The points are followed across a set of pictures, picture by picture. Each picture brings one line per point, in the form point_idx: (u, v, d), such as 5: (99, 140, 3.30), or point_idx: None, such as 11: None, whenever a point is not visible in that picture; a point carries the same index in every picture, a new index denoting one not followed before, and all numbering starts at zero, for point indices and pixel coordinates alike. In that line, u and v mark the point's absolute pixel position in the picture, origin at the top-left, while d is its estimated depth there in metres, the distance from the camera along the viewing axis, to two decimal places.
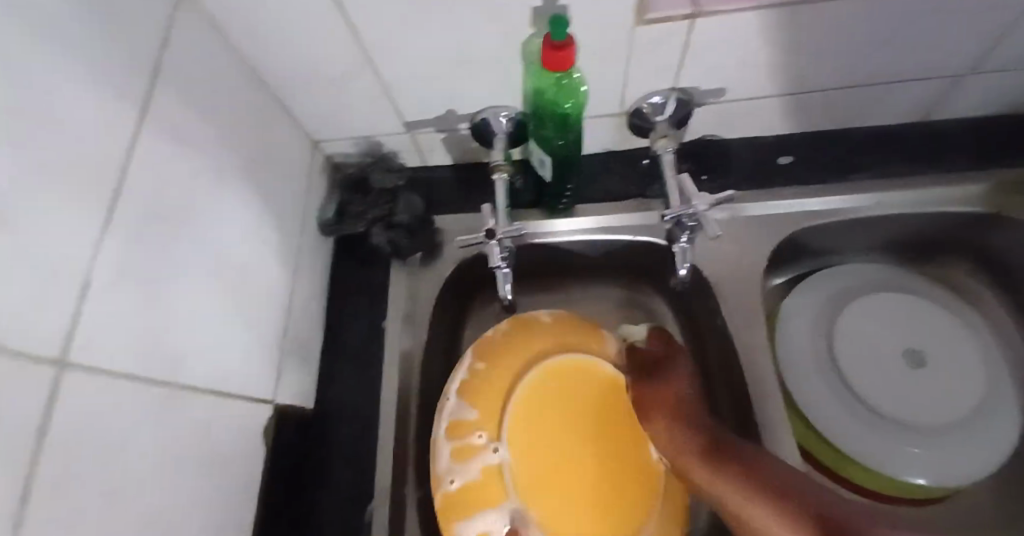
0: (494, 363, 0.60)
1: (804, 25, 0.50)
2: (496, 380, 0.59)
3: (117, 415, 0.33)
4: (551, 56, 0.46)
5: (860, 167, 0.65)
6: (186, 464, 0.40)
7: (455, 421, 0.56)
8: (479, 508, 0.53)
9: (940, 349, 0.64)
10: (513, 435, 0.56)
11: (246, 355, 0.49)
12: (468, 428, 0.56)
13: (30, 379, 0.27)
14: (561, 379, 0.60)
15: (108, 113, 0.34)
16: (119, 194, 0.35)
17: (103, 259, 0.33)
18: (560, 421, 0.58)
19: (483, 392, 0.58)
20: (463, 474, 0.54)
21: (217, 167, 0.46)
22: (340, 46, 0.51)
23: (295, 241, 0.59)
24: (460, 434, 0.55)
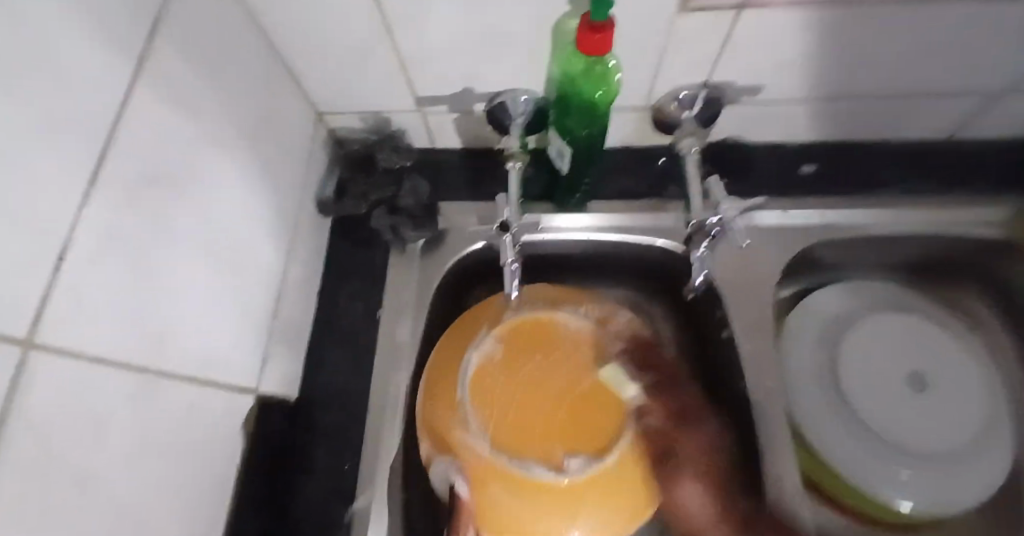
0: (451, 341, 0.56)
1: (855, 29, 0.47)
2: (457, 362, 0.54)
3: (89, 404, 0.29)
4: (587, 38, 0.42)
5: (883, 183, 0.64)
6: (163, 456, 0.36)
7: (432, 374, 0.54)
8: (454, 447, 0.50)
9: (942, 373, 0.63)
10: (482, 399, 0.51)
11: (235, 339, 0.45)
12: (444, 379, 0.53)
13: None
14: (524, 333, 0.55)
15: (99, 59, 0.30)
16: (106, 157, 0.30)
17: (86, 225, 0.29)
18: (529, 361, 0.53)
19: (445, 379, 0.54)
20: (441, 423, 0.51)
21: (215, 131, 0.42)
22: (359, 11, 0.47)
23: (292, 217, 0.55)
24: (436, 387, 0.53)
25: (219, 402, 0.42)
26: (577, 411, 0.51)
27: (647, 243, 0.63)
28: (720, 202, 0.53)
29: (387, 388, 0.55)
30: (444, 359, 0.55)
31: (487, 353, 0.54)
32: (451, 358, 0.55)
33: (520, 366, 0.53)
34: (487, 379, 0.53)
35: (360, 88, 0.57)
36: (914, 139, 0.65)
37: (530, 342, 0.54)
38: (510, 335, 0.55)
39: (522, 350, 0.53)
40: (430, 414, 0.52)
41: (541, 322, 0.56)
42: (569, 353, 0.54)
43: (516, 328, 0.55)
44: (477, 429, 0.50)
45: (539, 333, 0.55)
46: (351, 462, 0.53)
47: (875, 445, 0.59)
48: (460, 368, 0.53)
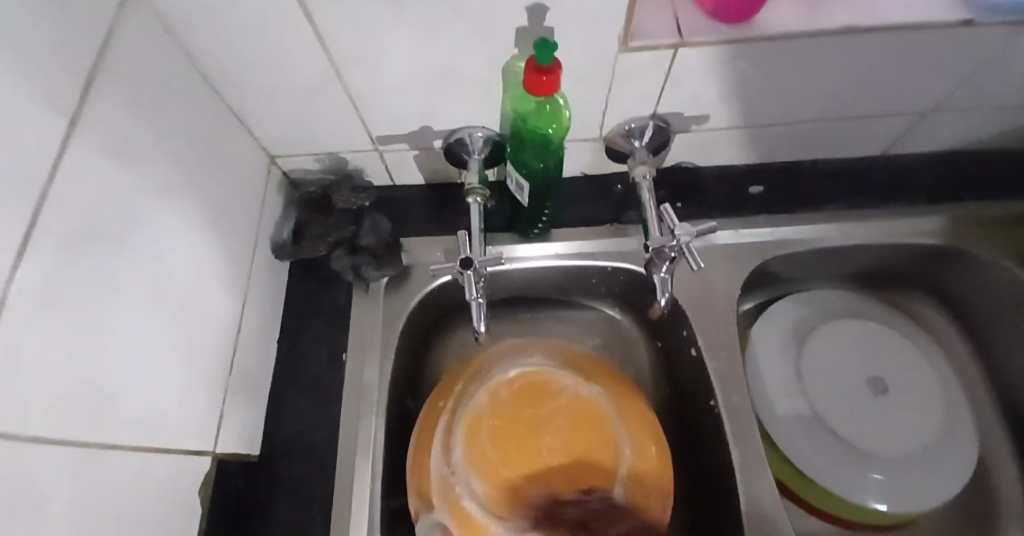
0: (444, 391, 0.58)
1: (788, 59, 0.50)
2: (449, 414, 0.56)
3: (27, 488, 0.27)
4: (535, 80, 0.43)
5: (828, 198, 0.67)
6: (111, 532, 0.33)
7: (426, 421, 0.56)
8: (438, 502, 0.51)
9: (900, 375, 0.65)
10: (471, 454, 0.54)
11: (186, 400, 0.43)
12: (433, 430, 0.55)
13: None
14: (529, 399, 0.57)
15: (30, 126, 0.29)
16: (40, 221, 0.29)
17: (18, 293, 0.27)
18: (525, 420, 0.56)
19: (448, 433, 0.55)
20: (433, 476, 0.53)
21: (160, 185, 0.40)
22: (308, 57, 0.47)
23: (247, 265, 0.53)
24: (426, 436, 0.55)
25: (169, 468, 0.40)
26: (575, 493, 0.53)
27: (612, 268, 0.63)
28: (673, 229, 0.54)
29: (354, 435, 0.54)
30: (441, 411, 0.57)
31: (480, 405, 0.57)
32: (445, 410, 0.57)
33: (515, 420, 0.56)
34: (479, 432, 0.55)
35: (313, 130, 0.57)
36: (852, 156, 0.68)
37: (527, 400, 0.57)
38: (513, 399, 0.57)
39: (524, 417, 0.56)
40: (419, 467, 0.53)
41: (536, 381, 0.59)
42: (574, 420, 0.56)
43: (519, 389, 0.58)
44: (469, 485, 0.52)
45: (533, 389, 0.58)
46: (316, 514, 0.51)
47: (842, 452, 0.61)
48: (451, 421, 0.56)
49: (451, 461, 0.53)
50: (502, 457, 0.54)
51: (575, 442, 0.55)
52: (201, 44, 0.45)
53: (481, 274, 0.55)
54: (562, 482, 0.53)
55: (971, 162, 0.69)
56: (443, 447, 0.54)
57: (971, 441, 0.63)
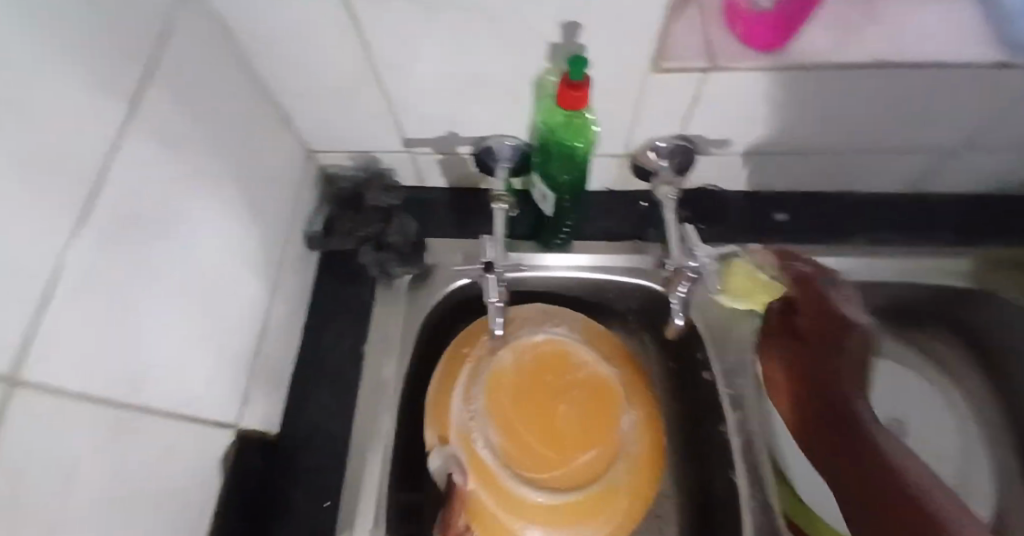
0: (472, 343, 0.63)
1: (818, 87, 0.50)
2: (477, 367, 0.62)
3: (66, 442, 0.30)
4: (567, 94, 0.44)
5: (854, 229, 0.66)
6: (137, 490, 0.36)
7: (454, 370, 0.61)
8: (455, 442, 0.57)
9: (915, 419, 0.67)
10: (491, 407, 0.60)
11: (217, 374, 0.45)
12: (461, 378, 0.61)
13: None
14: (547, 367, 0.63)
15: (96, 110, 0.32)
16: (98, 196, 0.32)
17: (72, 261, 0.30)
18: (543, 386, 0.62)
19: (469, 383, 0.60)
20: (454, 420, 0.58)
21: (207, 172, 0.43)
22: (350, 60, 0.49)
23: (280, 252, 0.56)
24: (451, 383, 0.60)
25: (193, 440, 0.42)
26: (580, 452, 0.59)
27: (628, 284, 0.64)
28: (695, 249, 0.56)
29: (368, 424, 0.56)
30: (471, 365, 0.61)
31: (504, 365, 0.62)
32: (473, 363, 0.61)
33: (532, 385, 0.62)
34: (500, 390, 0.61)
35: (349, 130, 0.59)
36: (882, 190, 0.68)
37: (547, 369, 0.63)
38: (534, 365, 0.63)
39: (542, 382, 0.63)
40: (442, 409, 0.59)
41: (560, 352, 0.64)
42: (586, 393, 0.62)
43: (541, 356, 0.63)
44: (484, 432, 0.58)
45: (555, 362, 0.63)
46: (327, 497, 0.53)
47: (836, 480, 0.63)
48: (479, 374, 0.61)
49: (471, 414, 0.59)
50: (518, 412, 0.60)
51: (584, 412, 0.61)
52: (253, 44, 0.48)
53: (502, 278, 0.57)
54: (569, 445, 0.59)
55: (1005, 202, 0.67)
56: (464, 396, 0.60)
57: (975, 498, 0.64)
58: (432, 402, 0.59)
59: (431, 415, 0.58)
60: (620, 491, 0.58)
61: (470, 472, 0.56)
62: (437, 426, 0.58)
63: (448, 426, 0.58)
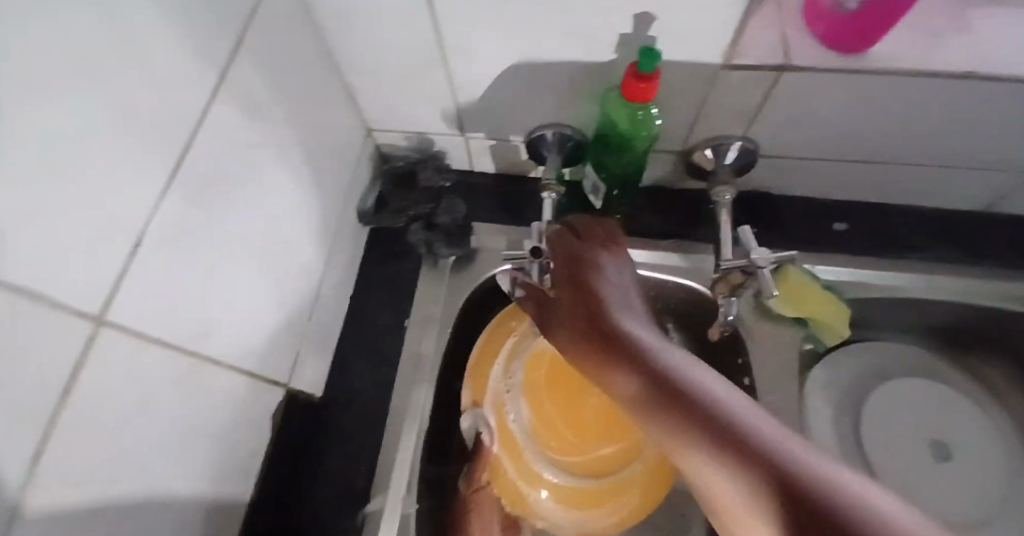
0: (519, 316, 0.62)
1: (896, 95, 0.48)
2: (519, 342, 0.61)
3: (139, 383, 0.32)
4: (635, 86, 0.44)
5: (917, 246, 0.63)
6: (194, 438, 0.38)
7: (499, 341, 0.61)
8: (489, 412, 0.59)
9: (964, 444, 0.62)
10: (528, 385, 0.60)
11: (273, 335, 0.47)
12: (503, 351, 0.60)
13: (52, 330, 0.26)
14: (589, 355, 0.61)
15: (188, 75, 0.33)
16: (185, 156, 0.34)
17: (160, 217, 0.32)
18: (582, 372, 0.60)
19: (510, 356, 0.60)
20: (491, 391, 0.59)
21: (279, 142, 0.45)
22: (418, 42, 0.50)
23: (335, 225, 0.58)
24: (493, 354, 0.61)
25: (248, 395, 0.45)
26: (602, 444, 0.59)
27: (673, 282, 0.63)
28: (750, 251, 0.53)
29: (406, 397, 0.57)
30: (515, 338, 0.61)
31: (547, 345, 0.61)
32: (516, 337, 0.61)
33: (572, 369, 0.60)
34: (539, 370, 0.60)
35: (410, 110, 0.60)
36: (952, 207, 0.64)
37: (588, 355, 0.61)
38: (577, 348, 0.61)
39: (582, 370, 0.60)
40: (481, 377, 0.60)
41: None
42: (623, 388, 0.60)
43: None
44: (517, 408, 0.59)
45: None
46: (362, 463, 0.54)
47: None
48: (522, 349, 0.61)
49: (508, 388, 0.59)
50: (551, 396, 0.59)
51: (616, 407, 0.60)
52: (328, 20, 0.49)
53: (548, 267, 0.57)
54: (596, 436, 0.59)
55: None
56: (504, 369, 0.60)
57: None
58: (474, 368, 0.60)
59: (472, 381, 0.60)
60: (631, 487, 0.58)
61: (498, 441, 0.58)
62: (474, 392, 0.59)
63: (484, 394, 0.59)
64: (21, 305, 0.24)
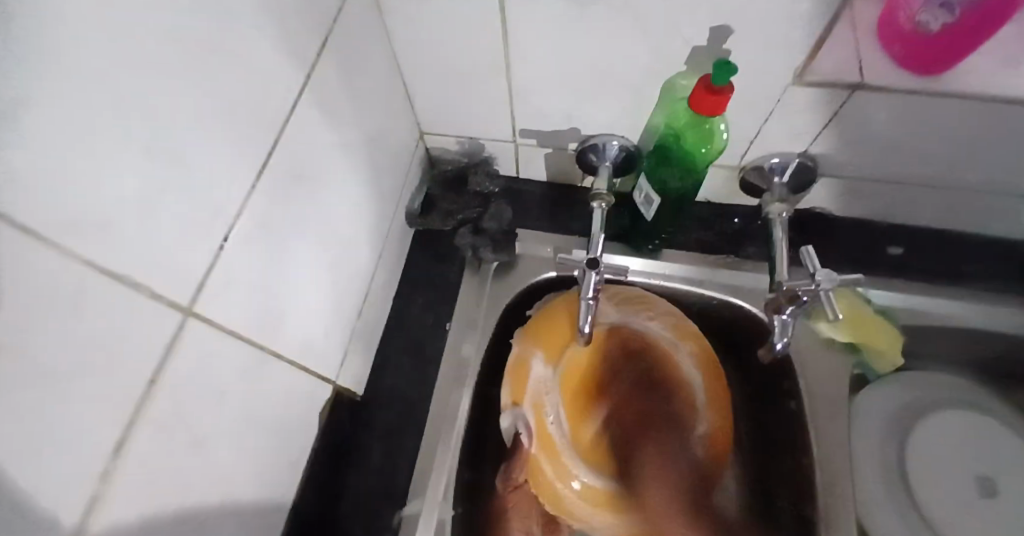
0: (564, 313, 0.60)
1: (970, 121, 0.47)
2: (564, 340, 0.59)
3: (213, 376, 0.32)
4: (704, 98, 0.44)
5: (974, 275, 0.62)
6: (254, 431, 0.38)
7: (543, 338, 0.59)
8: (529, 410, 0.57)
9: (1013, 479, 0.60)
10: (569, 386, 0.59)
11: (328, 332, 0.47)
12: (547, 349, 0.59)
13: (146, 317, 0.26)
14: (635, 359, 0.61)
15: (279, 72, 0.34)
16: (272, 152, 0.34)
17: (250, 209, 0.32)
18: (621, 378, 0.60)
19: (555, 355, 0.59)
20: (532, 388, 0.57)
21: (347, 141, 0.45)
22: (485, 48, 0.50)
23: (387, 225, 0.58)
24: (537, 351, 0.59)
25: (304, 390, 0.45)
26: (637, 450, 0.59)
27: (720, 299, 0.62)
28: (815, 271, 0.50)
29: (446, 401, 0.57)
30: (560, 336, 0.59)
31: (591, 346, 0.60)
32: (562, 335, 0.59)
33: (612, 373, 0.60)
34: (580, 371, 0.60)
35: (466, 115, 0.60)
36: (1013, 237, 0.63)
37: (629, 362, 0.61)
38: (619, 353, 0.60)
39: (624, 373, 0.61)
40: (523, 373, 0.58)
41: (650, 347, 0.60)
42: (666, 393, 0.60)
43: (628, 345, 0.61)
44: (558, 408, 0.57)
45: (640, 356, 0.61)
46: (401, 464, 0.54)
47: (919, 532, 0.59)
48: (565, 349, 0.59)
49: (549, 387, 0.58)
50: (590, 399, 0.60)
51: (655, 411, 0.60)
52: (398, 23, 0.49)
53: (602, 277, 0.55)
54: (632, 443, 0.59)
55: None
56: (547, 366, 0.58)
57: None
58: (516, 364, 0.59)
59: (513, 376, 0.58)
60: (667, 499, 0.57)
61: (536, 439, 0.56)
62: (515, 388, 0.58)
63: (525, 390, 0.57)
64: (119, 290, 0.24)
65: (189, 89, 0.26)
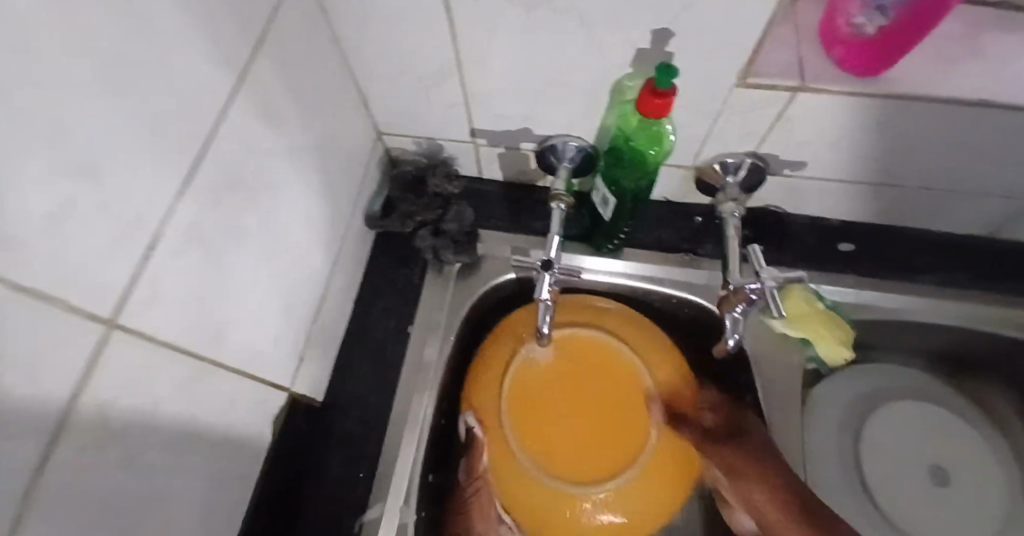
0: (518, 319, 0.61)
1: (909, 119, 0.48)
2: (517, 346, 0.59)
3: (147, 387, 0.32)
4: (649, 101, 0.44)
5: (922, 269, 0.63)
6: (197, 440, 0.38)
7: (499, 343, 0.60)
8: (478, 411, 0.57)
9: (963, 469, 0.62)
10: (521, 390, 0.58)
11: (278, 338, 0.47)
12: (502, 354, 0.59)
13: (66, 331, 0.26)
14: (596, 368, 0.59)
15: (211, 77, 0.33)
16: (201, 159, 0.34)
17: (177, 219, 0.32)
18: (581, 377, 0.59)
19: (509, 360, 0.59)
20: (483, 391, 0.58)
21: (293, 144, 0.45)
22: (436, 49, 0.50)
23: (343, 228, 0.57)
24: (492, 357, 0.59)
25: (253, 399, 0.44)
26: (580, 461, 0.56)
27: (678, 297, 0.63)
28: (760, 270, 0.53)
29: (407, 405, 0.57)
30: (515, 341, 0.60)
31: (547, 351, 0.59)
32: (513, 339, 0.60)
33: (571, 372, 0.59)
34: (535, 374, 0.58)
35: (423, 117, 0.60)
36: (957, 231, 0.65)
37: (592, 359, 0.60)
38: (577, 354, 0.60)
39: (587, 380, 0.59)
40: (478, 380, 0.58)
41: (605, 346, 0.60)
42: (626, 407, 0.58)
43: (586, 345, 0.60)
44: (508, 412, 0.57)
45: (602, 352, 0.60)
46: (363, 466, 0.54)
47: (878, 525, 0.59)
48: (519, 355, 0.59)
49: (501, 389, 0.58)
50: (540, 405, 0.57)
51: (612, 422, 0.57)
52: (346, 25, 0.49)
53: (557, 278, 0.56)
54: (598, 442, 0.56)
55: None
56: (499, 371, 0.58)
57: None
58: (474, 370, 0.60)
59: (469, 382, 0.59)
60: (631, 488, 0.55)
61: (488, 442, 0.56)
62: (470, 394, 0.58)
63: (480, 393, 0.58)
64: (34, 308, 0.24)
65: (110, 99, 0.26)
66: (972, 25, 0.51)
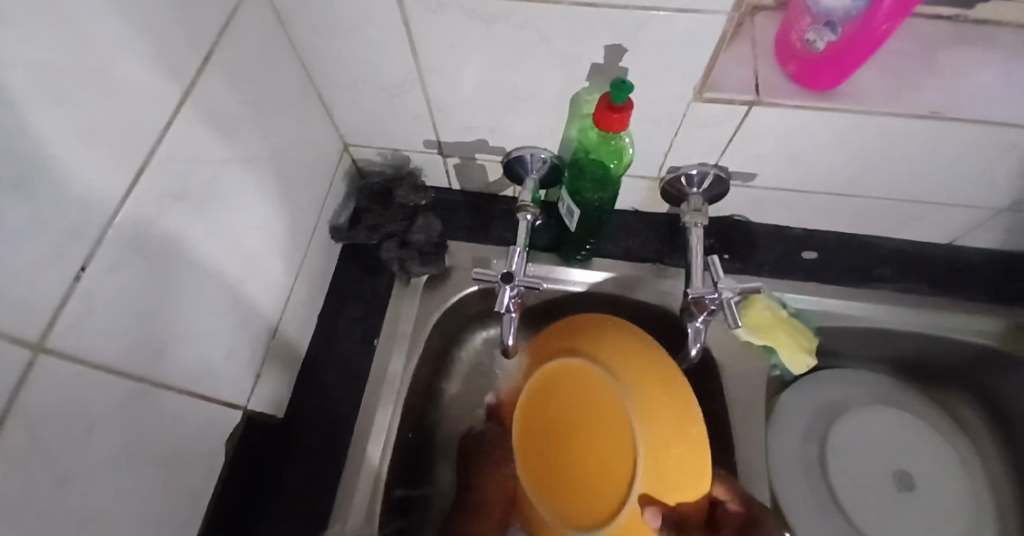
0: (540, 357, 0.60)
1: (863, 131, 0.49)
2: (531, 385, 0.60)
3: (81, 410, 0.31)
4: (606, 115, 0.45)
5: (884, 277, 0.64)
6: (142, 462, 0.37)
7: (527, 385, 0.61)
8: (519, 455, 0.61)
9: (926, 473, 0.63)
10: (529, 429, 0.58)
11: (233, 353, 0.46)
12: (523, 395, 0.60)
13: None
14: (591, 409, 0.52)
15: (153, 92, 0.33)
16: (143, 175, 0.33)
17: (115, 237, 0.31)
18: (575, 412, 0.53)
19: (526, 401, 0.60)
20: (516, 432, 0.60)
21: (248, 158, 0.44)
22: (397, 60, 0.50)
23: (305, 240, 0.57)
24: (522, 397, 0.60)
25: (206, 417, 0.43)
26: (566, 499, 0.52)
27: (643, 305, 0.64)
28: (717, 281, 0.53)
29: (371, 418, 0.56)
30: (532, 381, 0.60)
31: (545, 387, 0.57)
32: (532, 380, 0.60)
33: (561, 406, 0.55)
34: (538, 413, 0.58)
35: (388, 128, 0.60)
36: (917, 240, 0.66)
37: (579, 390, 0.54)
38: (569, 386, 0.55)
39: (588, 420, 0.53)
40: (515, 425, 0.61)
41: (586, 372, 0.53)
42: (616, 448, 0.50)
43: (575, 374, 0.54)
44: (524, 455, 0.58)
45: (591, 384, 0.53)
46: (327, 482, 0.53)
47: (842, 530, 0.60)
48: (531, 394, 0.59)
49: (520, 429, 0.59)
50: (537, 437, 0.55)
51: (602, 473, 0.51)
52: (305, 37, 0.48)
53: (519, 291, 0.56)
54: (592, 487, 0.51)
55: None
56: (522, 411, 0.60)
57: None
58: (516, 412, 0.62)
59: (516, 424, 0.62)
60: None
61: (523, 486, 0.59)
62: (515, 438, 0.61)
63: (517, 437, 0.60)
64: None
65: (34, 119, 0.25)
66: (924, 40, 0.52)
